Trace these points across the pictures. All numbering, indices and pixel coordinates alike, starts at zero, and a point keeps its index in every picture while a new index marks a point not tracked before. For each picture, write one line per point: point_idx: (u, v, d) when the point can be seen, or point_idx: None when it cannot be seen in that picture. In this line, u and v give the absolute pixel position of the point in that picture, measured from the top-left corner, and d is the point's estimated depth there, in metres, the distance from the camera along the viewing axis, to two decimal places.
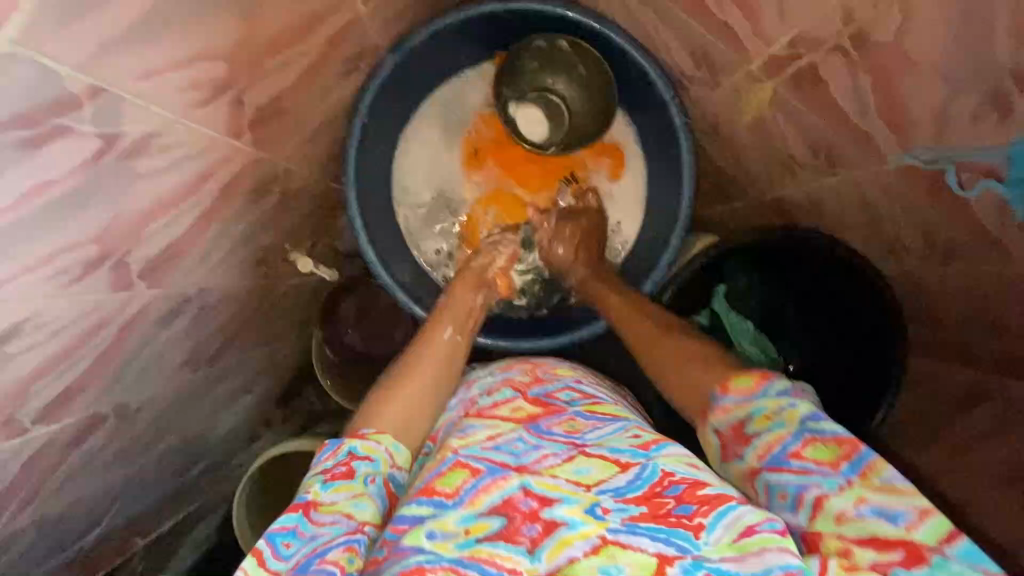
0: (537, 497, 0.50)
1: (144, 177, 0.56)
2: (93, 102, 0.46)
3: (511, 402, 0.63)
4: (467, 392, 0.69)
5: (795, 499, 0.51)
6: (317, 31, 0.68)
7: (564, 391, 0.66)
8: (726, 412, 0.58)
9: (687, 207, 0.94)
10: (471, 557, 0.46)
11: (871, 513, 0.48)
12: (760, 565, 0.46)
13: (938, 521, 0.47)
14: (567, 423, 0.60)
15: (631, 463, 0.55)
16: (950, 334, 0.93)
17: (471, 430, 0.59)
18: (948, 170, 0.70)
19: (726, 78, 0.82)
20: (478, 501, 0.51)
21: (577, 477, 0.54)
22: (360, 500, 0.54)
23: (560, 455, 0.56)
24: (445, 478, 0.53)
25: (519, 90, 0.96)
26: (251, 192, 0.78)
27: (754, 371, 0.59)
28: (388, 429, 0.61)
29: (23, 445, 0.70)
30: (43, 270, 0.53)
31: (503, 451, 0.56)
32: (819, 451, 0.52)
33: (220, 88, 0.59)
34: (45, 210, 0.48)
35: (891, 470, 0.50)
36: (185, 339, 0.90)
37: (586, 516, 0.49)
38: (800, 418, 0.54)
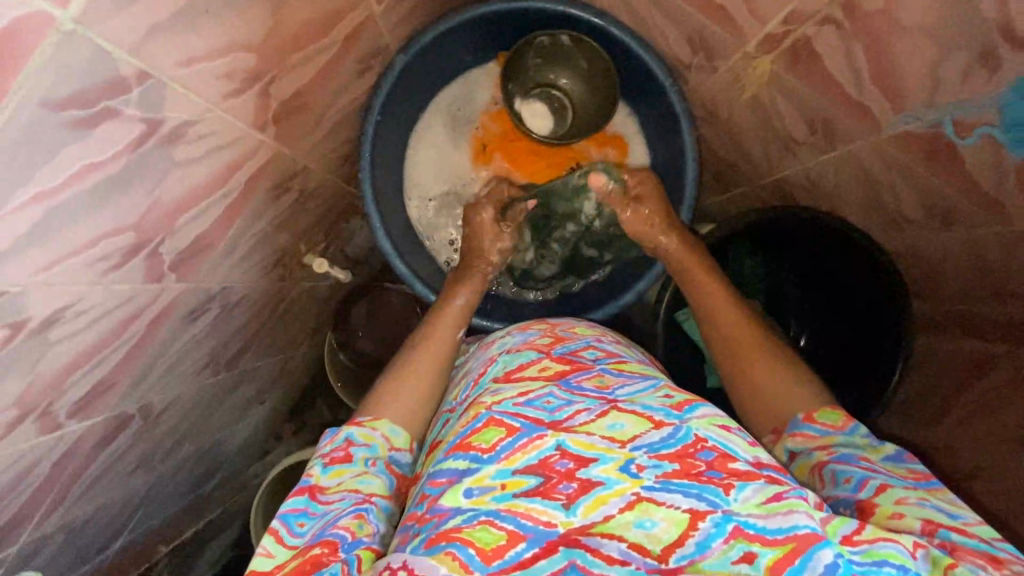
0: (573, 457, 0.51)
1: (180, 165, 0.59)
2: (140, 86, 0.48)
3: (536, 362, 0.63)
4: (487, 353, 0.71)
5: (859, 482, 0.54)
6: (336, 29, 0.71)
7: (588, 349, 0.67)
8: (809, 437, 0.61)
9: (691, 192, 0.97)
10: (508, 510, 0.48)
11: (932, 505, 0.51)
12: (789, 522, 0.46)
13: (996, 528, 0.50)
14: (595, 379, 0.60)
15: (664, 422, 0.54)
16: (952, 304, 0.97)
17: (501, 388, 0.59)
18: (945, 122, 0.71)
19: (725, 61, 0.86)
20: (514, 460, 0.51)
21: (610, 433, 0.53)
22: (365, 477, 0.59)
23: (593, 410, 0.55)
24: (480, 435, 0.53)
25: (524, 86, 1.01)
26: (272, 189, 0.81)
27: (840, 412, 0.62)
28: (386, 416, 0.65)
29: (56, 443, 0.71)
30: (88, 256, 0.55)
31: (536, 407, 0.56)
32: (893, 468, 0.56)
33: (251, 80, 0.61)
34: (93, 193, 0.50)
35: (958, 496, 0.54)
36: (206, 339, 0.91)
37: (621, 474, 0.50)
38: (882, 446, 0.58)
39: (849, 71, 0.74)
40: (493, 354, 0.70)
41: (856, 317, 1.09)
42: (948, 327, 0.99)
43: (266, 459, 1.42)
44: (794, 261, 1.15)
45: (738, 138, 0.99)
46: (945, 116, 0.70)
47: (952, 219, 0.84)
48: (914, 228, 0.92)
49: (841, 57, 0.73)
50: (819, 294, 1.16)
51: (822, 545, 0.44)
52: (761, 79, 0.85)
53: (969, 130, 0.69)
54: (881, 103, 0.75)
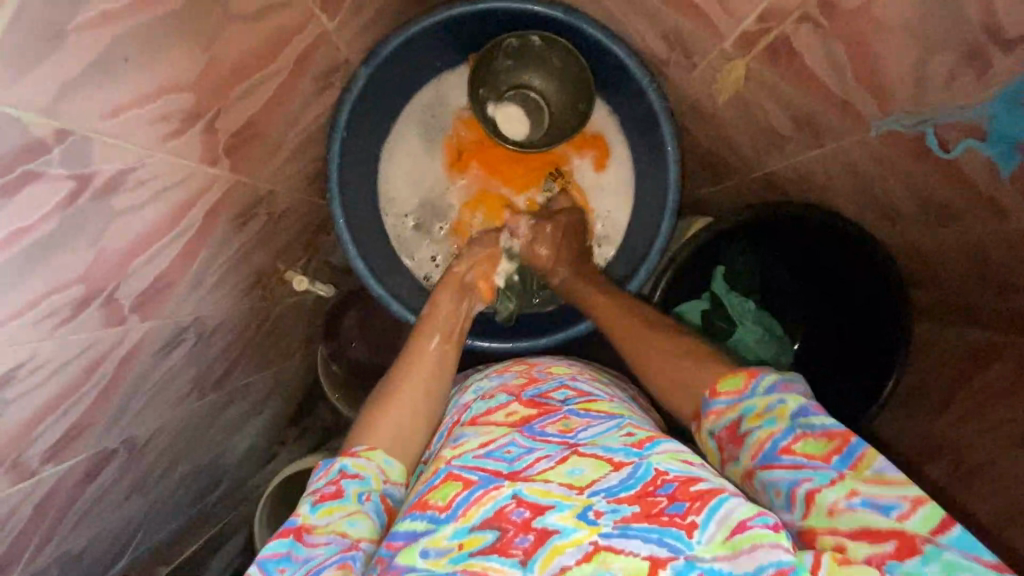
0: (528, 506, 0.49)
1: (123, 214, 0.57)
2: (60, 144, 0.46)
3: (505, 407, 0.62)
4: (462, 399, 0.70)
5: (789, 495, 0.50)
6: (284, 52, 0.68)
7: (558, 390, 0.65)
8: (719, 414, 0.58)
9: (673, 193, 0.93)
10: (465, 571, 0.46)
11: (864, 505, 0.47)
12: (753, 563, 0.44)
13: (931, 508, 0.46)
14: (560, 423, 0.59)
15: (625, 462, 0.53)
16: (950, 294, 0.92)
17: (463, 439, 0.59)
18: (928, 133, 0.69)
19: (702, 58, 0.81)
20: (471, 514, 0.49)
21: (569, 480, 0.52)
22: (355, 517, 0.54)
23: (553, 457, 0.54)
24: (438, 491, 0.52)
25: (496, 90, 0.96)
26: (237, 217, 0.79)
27: (742, 371, 0.59)
28: (381, 445, 0.61)
29: (35, 487, 0.71)
30: (34, 314, 0.54)
31: (495, 458, 0.54)
32: (809, 446, 0.51)
33: (192, 118, 0.59)
34: (25, 256, 0.49)
35: (883, 461, 0.49)
36: (187, 367, 0.90)
37: (579, 521, 0.48)
38: (791, 414, 0.54)
39: (831, 69, 0.70)
40: (469, 399, 0.69)
41: (854, 308, 1.05)
42: (952, 320, 0.94)
43: (268, 469, 1.43)
44: (788, 251, 1.09)
45: (723, 135, 0.94)
46: (928, 124, 0.69)
47: (948, 217, 0.80)
48: (908, 222, 0.88)
49: (822, 54, 0.69)
50: (812, 282, 1.11)
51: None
52: (737, 76, 0.80)
53: (952, 144, 0.69)
54: (867, 102, 0.71)
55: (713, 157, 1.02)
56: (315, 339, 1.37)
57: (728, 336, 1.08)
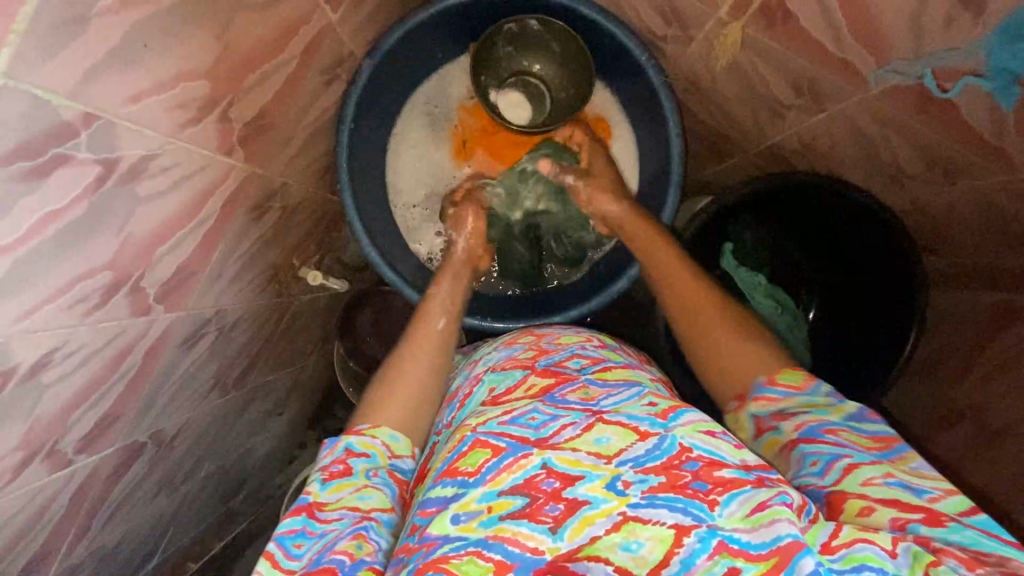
0: (559, 476, 0.50)
1: (146, 200, 0.59)
2: (87, 128, 0.48)
3: (522, 381, 0.61)
4: (473, 369, 0.70)
5: (826, 465, 0.51)
6: (292, 43, 0.70)
7: (572, 358, 0.65)
8: (770, 401, 0.57)
9: (678, 166, 0.93)
10: (495, 536, 0.47)
11: (899, 484, 0.48)
12: (771, 534, 0.45)
13: (962, 498, 0.47)
14: (580, 392, 0.59)
15: (650, 432, 0.52)
16: (964, 257, 0.92)
17: (485, 409, 0.58)
18: (926, 75, 0.69)
19: (698, 29, 0.83)
20: (500, 480, 0.50)
21: (597, 448, 0.52)
22: (364, 492, 0.56)
23: (579, 424, 0.54)
24: (468, 458, 0.52)
25: (498, 76, 0.99)
26: (253, 209, 0.81)
27: (800, 370, 0.59)
28: (387, 422, 0.62)
29: (70, 476, 0.73)
30: (66, 298, 0.56)
31: (520, 425, 0.54)
32: (857, 439, 0.52)
33: (207, 106, 0.61)
34: (56, 238, 0.51)
35: (921, 461, 0.50)
36: (210, 361, 0.93)
37: (608, 492, 0.49)
38: (847, 411, 0.54)
39: (827, 30, 0.71)
40: (478, 370, 0.69)
41: (865, 263, 1.05)
42: (968, 282, 0.94)
43: (290, 469, 1.44)
44: (795, 213, 1.08)
45: (724, 107, 0.95)
46: (927, 67, 0.68)
47: (955, 174, 0.81)
48: (916, 183, 0.88)
49: (816, 15, 0.70)
50: (819, 240, 1.11)
51: (804, 554, 0.44)
52: (733, 44, 0.81)
53: (950, 83, 0.68)
54: (863, 60, 0.72)
55: (715, 135, 1.04)
56: (331, 338, 1.40)
57: None
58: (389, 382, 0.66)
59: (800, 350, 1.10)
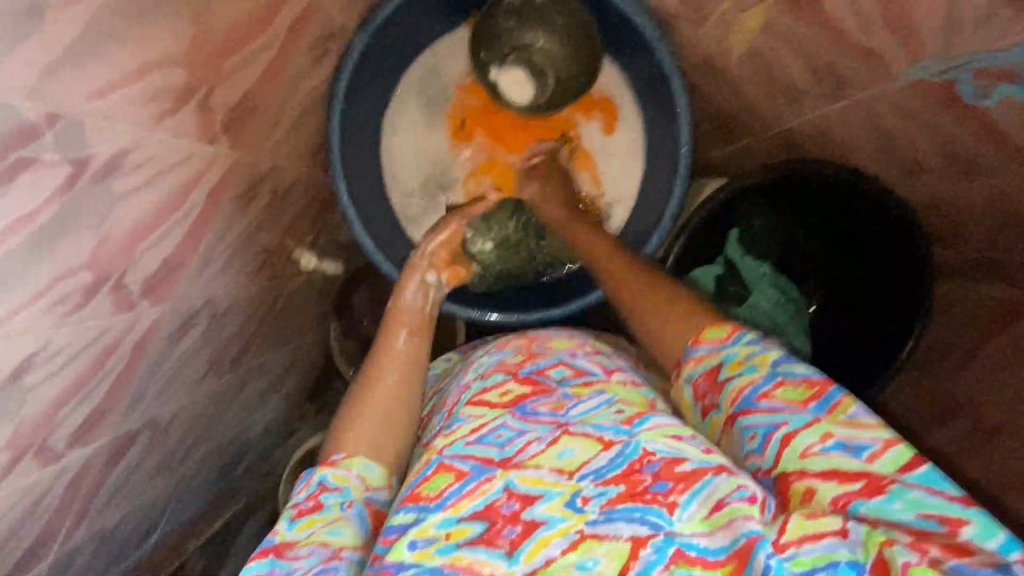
0: (519, 497, 0.50)
1: (122, 197, 0.56)
2: (52, 129, 0.45)
3: (500, 385, 0.60)
4: (464, 377, 0.68)
5: (764, 439, 0.51)
6: (275, 21, 0.65)
7: (555, 367, 0.62)
8: (699, 360, 0.59)
9: (687, 153, 0.91)
10: (451, 565, 0.47)
11: (836, 448, 0.48)
12: (729, 536, 0.45)
13: (900, 450, 0.47)
14: (552, 403, 0.58)
15: (615, 441, 0.52)
16: (971, 252, 0.90)
17: (457, 424, 0.57)
18: (961, 80, 0.66)
19: (715, 8, 0.77)
20: (460, 506, 0.50)
21: (559, 463, 0.52)
22: (335, 527, 0.54)
23: (544, 439, 0.54)
24: (430, 483, 0.52)
25: (497, 52, 0.91)
26: (241, 196, 0.78)
27: (728, 324, 0.60)
28: (359, 450, 0.60)
29: (63, 468, 0.73)
30: (43, 302, 0.54)
31: (486, 444, 0.54)
32: (788, 393, 0.52)
33: (185, 95, 0.57)
34: (26, 244, 0.48)
35: (857, 407, 0.49)
36: (203, 347, 0.91)
37: (566, 511, 0.48)
38: (771, 362, 0.55)
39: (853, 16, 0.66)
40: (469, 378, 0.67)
41: (879, 259, 1.01)
42: (972, 276, 0.93)
43: (290, 443, 1.46)
44: (806, 199, 1.03)
45: (737, 92, 0.90)
46: (963, 72, 0.65)
47: (975, 169, 0.77)
48: (932, 176, 0.84)
49: None
50: (830, 229, 1.06)
51: (759, 548, 0.44)
52: (755, 28, 0.76)
53: (989, 92, 0.65)
54: (891, 49, 0.68)
55: (724, 116, 0.99)
56: (328, 316, 1.38)
57: (743, 301, 1.07)
58: (384, 370, 0.65)
59: (802, 339, 1.07)
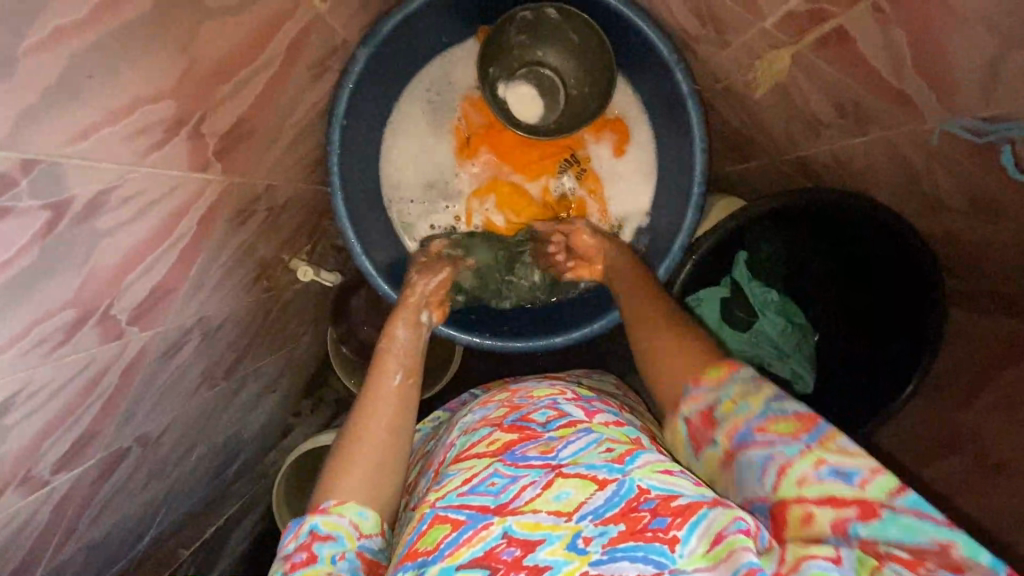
0: (519, 543, 0.48)
1: (108, 233, 0.53)
2: (29, 177, 0.42)
3: (487, 437, 0.57)
4: (449, 436, 0.64)
5: (762, 470, 0.50)
6: (273, 42, 0.61)
7: (540, 410, 0.60)
8: (696, 400, 0.57)
9: (700, 183, 0.86)
10: None
11: (831, 475, 0.47)
12: (731, 569, 0.44)
13: (889, 477, 0.46)
14: (542, 446, 0.55)
15: (609, 480, 0.50)
16: (987, 285, 0.88)
17: (447, 479, 0.55)
18: (1004, 150, 0.64)
19: (737, 36, 0.73)
20: (459, 554, 0.48)
21: (556, 506, 0.50)
22: None
23: (539, 483, 0.51)
24: (427, 536, 0.50)
25: (507, 67, 0.89)
26: (235, 216, 0.75)
27: (723, 363, 0.59)
28: (353, 496, 0.55)
29: (51, 493, 0.71)
30: (25, 343, 0.51)
31: (480, 493, 0.52)
32: (780, 426, 0.51)
33: (175, 126, 0.54)
34: (4, 291, 0.46)
35: (846, 438, 0.49)
36: (196, 362, 0.89)
37: (569, 553, 0.47)
38: (764, 399, 0.54)
39: (886, 58, 0.62)
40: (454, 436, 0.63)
41: (887, 283, 0.99)
42: (988, 310, 0.91)
43: (283, 443, 1.45)
44: (818, 224, 1.00)
45: (755, 117, 0.86)
46: (1022, 129, 0.60)
47: (999, 213, 0.74)
48: (953, 215, 0.81)
49: (877, 42, 0.61)
50: (841, 255, 1.04)
51: None
52: (784, 66, 0.72)
53: None
54: (923, 95, 0.64)
55: (739, 137, 0.95)
56: (325, 318, 1.36)
57: (749, 327, 1.06)
58: (376, 410, 0.60)
59: (806, 370, 1.07)
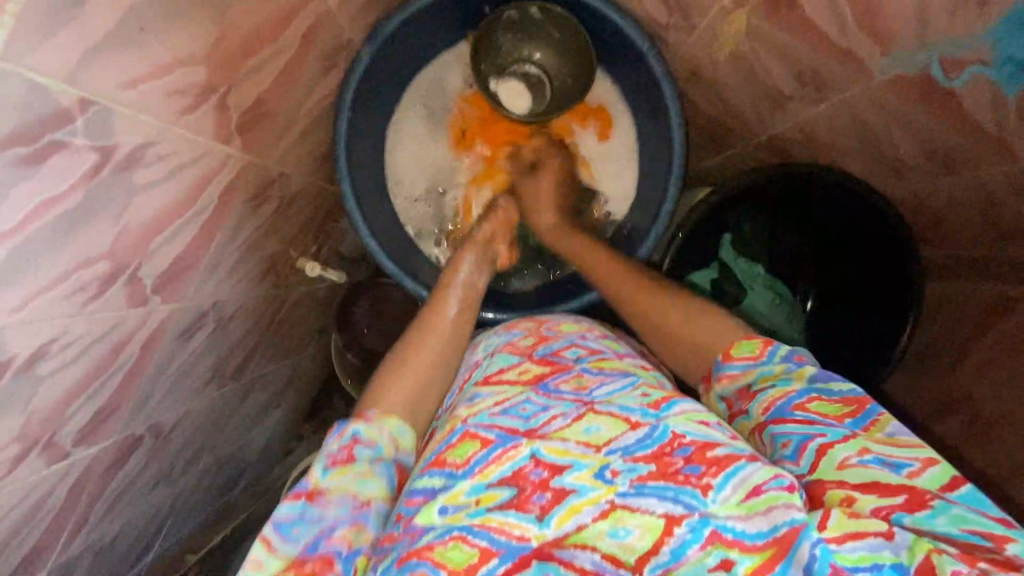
0: (547, 466, 0.50)
1: (143, 189, 0.58)
2: (84, 114, 0.47)
3: (517, 366, 0.63)
4: (473, 357, 0.71)
5: (797, 448, 0.51)
6: (289, 29, 0.69)
7: (569, 348, 0.65)
8: (731, 377, 0.59)
9: (679, 155, 0.93)
10: (481, 525, 0.47)
11: (876, 462, 0.47)
12: (769, 523, 0.45)
13: (942, 471, 0.47)
14: (574, 381, 0.60)
15: (641, 422, 0.53)
16: (956, 246, 0.94)
17: (479, 398, 0.59)
18: (932, 63, 0.68)
19: (701, 18, 0.82)
20: (488, 472, 0.51)
21: (586, 438, 0.53)
22: (366, 479, 0.55)
23: (569, 415, 0.55)
24: (456, 449, 0.53)
25: (497, 64, 0.97)
26: (250, 199, 0.80)
27: (758, 339, 0.60)
28: (393, 411, 0.61)
29: (68, 468, 0.72)
30: (63, 288, 0.55)
31: (512, 416, 0.55)
32: (824, 407, 0.52)
33: (205, 93, 0.60)
34: (52, 227, 0.50)
35: (896, 427, 0.50)
36: (208, 352, 0.92)
37: (596, 481, 0.49)
38: (809, 377, 0.55)
39: (830, 19, 0.71)
40: (479, 356, 0.70)
41: (863, 255, 1.04)
42: (960, 270, 0.96)
43: (288, 461, 1.44)
44: (788, 198, 1.06)
45: (724, 97, 0.94)
46: (933, 56, 0.67)
47: (955, 164, 0.81)
48: (916, 173, 0.87)
49: (822, 3, 0.70)
50: (814, 236, 1.11)
51: (802, 539, 0.44)
52: (737, 35, 0.81)
53: (958, 71, 0.67)
54: (867, 48, 0.72)
55: (713, 124, 1.04)
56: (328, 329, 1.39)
57: (738, 303, 1.10)
58: (421, 339, 0.70)
59: (800, 338, 1.11)
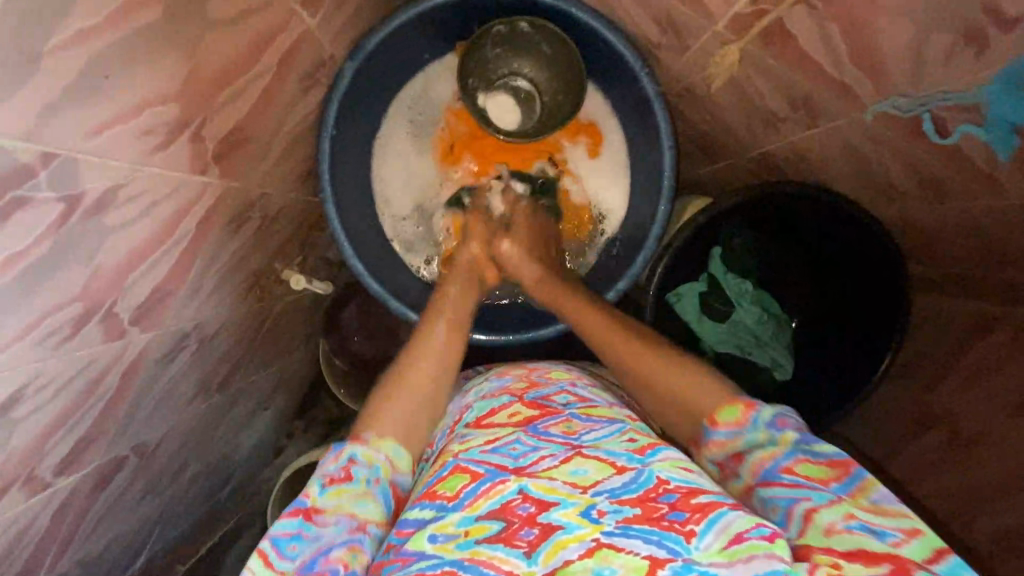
0: (534, 501, 0.50)
1: (114, 230, 0.56)
2: (47, 168, 0.46)
3: (507, 407, 0.62)
4: (463, 399, 0.71)
5: (786, 513, 0.51)
6: (266, 54, 0.66)
7: (559, 393, 0.65)
8: (721, 445, 0.57)
9: (668, 175, 0.92)
10: (470, 559, 0.47)
11: (860, 528, 0.47)
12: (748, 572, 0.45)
13: (924, 541, 0.47)
14: (563, 425, 0.59)
15: (627, 467, 0.53)
16: (941, 267, 0.94)
17: (469, 435, 0.60)
18: (924, 117, 0.69)
19: (694, 40, 0.80)
20: (478, 505, 0.51)
21: (573, 479, 0.52)
22: (363, 500, 0.55)
23: (557, 456, 0.55)
24: (446, 483, 0.54)
25: (486, 79, 0.95)
26: (231, 222, 0.78)
27: (740, 401, 0.58)
28: (390, 433, 0.60)
29: (50, 497, 0.72)
30: (35, 334, 0.54)
31: (502, 454, 0.56)
32: (810, 470, 0.52)
33: (177, 128, 0.58)
34: (19, 280, 0.49)
35: (880, 492, 0.50)
36: (191, 370, 0.91)
37: (582, 519, 0.49)
38: (793, 439, 0.54)
39: (825, 51, 0.70)
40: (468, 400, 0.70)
41: (854, 275, 1.05)
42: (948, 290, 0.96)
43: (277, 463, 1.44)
44: (784, 216, 1.06)
45: (717, 116, 0.92)
46: (924, 109, 0.68)
47: (947, 195, 0.79)
48: (906, 199, 0.86)
49: (816, 34, 0.68)
50: (801, 253, 1.10)
51: None
52: (730, 60, 0.79)
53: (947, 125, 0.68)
54: (861, 80, 0.71)
55: (704, 138, 1.02)
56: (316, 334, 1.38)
57: (726, 318, 1.10)
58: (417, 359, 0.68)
59: (785, 357, 1.11)
